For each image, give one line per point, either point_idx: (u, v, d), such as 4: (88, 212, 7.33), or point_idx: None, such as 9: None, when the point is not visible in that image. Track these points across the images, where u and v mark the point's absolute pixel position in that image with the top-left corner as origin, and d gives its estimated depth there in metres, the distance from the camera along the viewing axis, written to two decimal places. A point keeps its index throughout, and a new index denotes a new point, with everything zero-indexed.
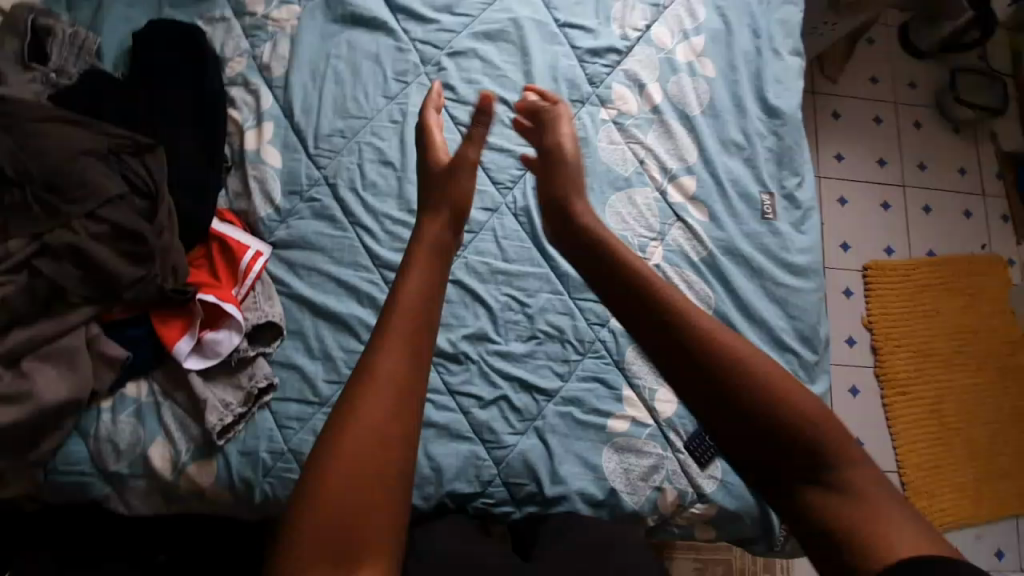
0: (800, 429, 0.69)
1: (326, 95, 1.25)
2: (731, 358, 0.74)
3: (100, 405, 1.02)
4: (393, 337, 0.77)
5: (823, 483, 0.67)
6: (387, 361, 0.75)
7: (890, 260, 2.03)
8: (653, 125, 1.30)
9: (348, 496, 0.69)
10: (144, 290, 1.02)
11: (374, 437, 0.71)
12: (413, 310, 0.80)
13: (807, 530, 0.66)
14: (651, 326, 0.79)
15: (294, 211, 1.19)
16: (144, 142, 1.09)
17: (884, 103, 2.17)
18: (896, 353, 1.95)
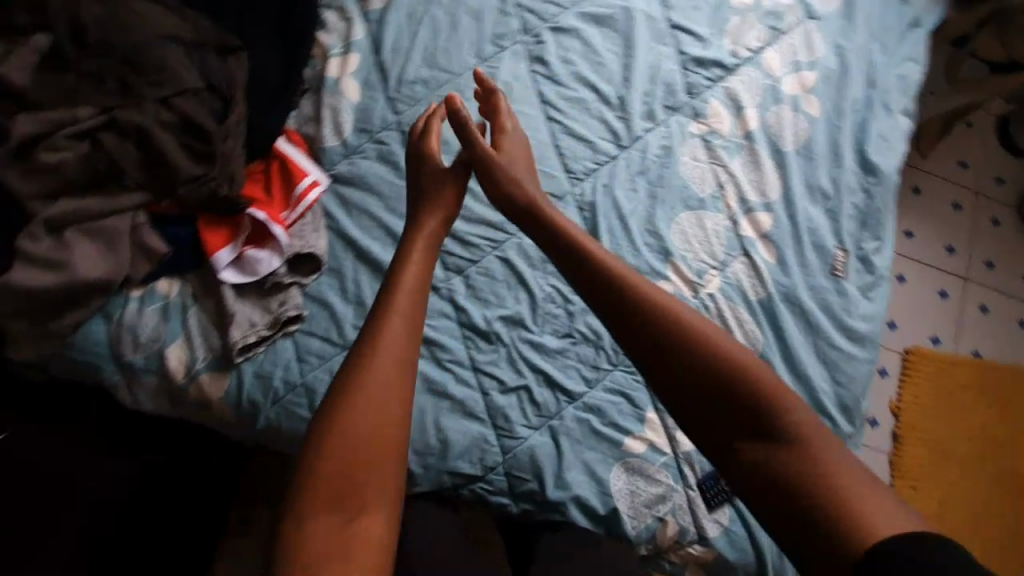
0: (758, 396, 0.73)
1: (418, 40, 1.19)
2: (687, 327, 0.78)
3: (129, 293, 1.00)
4: (392, 338, 0.82)
5: (777, 445, 0.70)
6: (384, 359, 0.80)
7: (935, 350, 1.94)
8: (741, 151, 1.24)
9: (343, 487, 0.73)
10: (195, 189, 1.00)
11: (367, 436, 0.76)
12: (411, 315, 0.86)
13: (763, 494, 0.68)
14: (619, 299, 0.84)
15: (360, 149, 1.16)
16: (230, 43, 1.07)
17: (968, 190, 2.07)
18: (918, 446, 1.86)
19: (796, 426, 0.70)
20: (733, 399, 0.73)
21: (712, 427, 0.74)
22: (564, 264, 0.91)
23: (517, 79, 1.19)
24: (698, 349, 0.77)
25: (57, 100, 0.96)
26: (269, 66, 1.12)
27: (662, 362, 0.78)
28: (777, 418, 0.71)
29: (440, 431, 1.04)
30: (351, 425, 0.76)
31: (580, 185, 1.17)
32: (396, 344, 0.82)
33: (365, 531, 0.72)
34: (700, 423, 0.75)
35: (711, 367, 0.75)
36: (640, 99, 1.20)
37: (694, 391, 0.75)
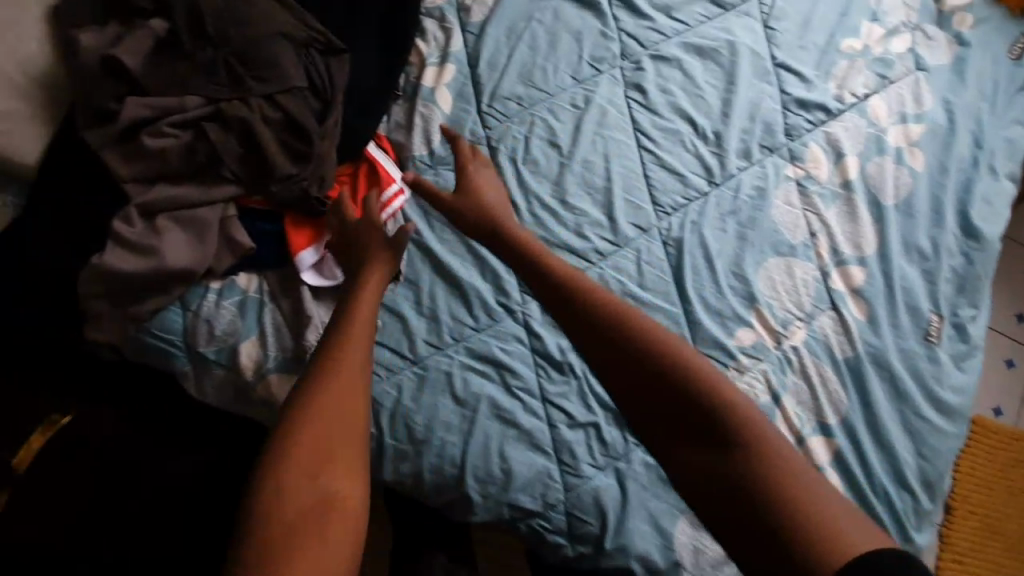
0: (719, 408, 0.71)
1: (516, 56, 1.17)
2: (650, 337, 0.76)
3: (208, 285, 0.99)
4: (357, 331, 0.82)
5: (740, 458, 0.67)
6: (353, 350, 0.80)
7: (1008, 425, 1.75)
8: (838, 200, 1.19)
9: (310, 470, 0.70)
10: (288, 188, 0.99)
11: (335, 418, 0.74)
12: (365, 309, 0.86)
13: (729, 514, 0.66)
14: (583, 307, 0.81)
15: (446, 160, 1.12)
16: (335, 44, 1.07)
17: None
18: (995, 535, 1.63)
19: (755, 438, 0.68)
20: (698, 411, 0.71)
21: (674, 440, 0.72)
22: (527, 271, 0.89)
23: (612, 104, 1.15)
24: (660, 359, 0.74)
25: (168, 83, 1.00)
26: (368, 70, 1.12)
27: (623, 372, 0.76)
28: (746, 431, 0.69)
29: (503, 460, 1.00)
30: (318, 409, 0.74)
31: (667, 219, 1.12)
32: (359, 333, 0.82)
33: (338, 511, 0.69)
34: (665, 437, 0.73)
35: (677, 378, 0.73)
36: (737, 136, 1.15)
37: (657, 404, 0.74)
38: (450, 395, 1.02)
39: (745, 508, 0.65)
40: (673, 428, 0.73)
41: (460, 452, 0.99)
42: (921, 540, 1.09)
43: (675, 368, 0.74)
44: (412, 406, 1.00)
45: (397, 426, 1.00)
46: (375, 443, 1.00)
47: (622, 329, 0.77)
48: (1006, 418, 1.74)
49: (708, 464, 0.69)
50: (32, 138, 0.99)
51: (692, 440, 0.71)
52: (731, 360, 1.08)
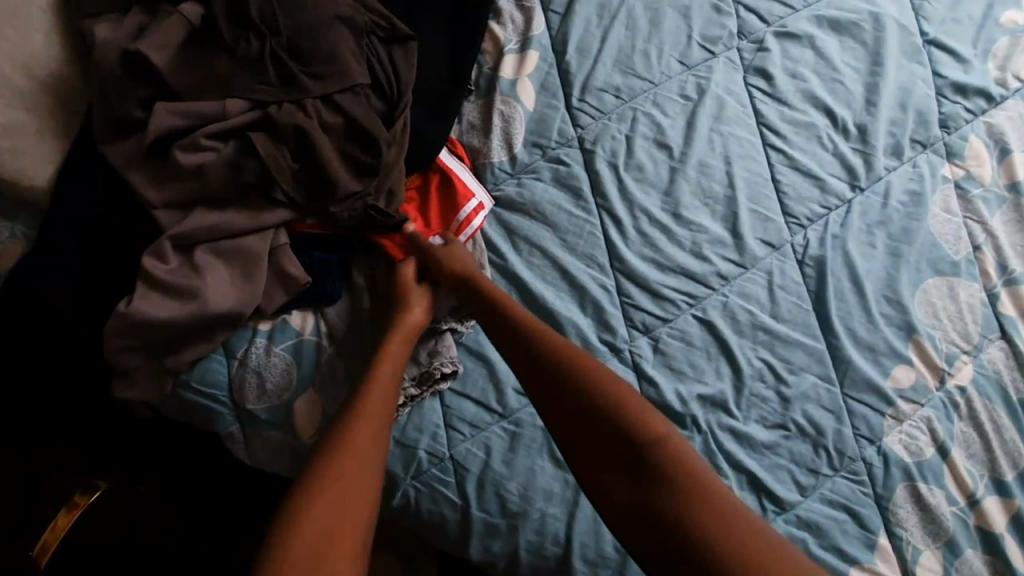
0: (649, 445, 0.68)
1: (611, 40, 0.99)
2: (592, 382, 0.72)
3: (256, 327, 0.83)
4: (386, 366, 0.76)
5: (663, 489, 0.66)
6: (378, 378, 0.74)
7: None
8: (1005, 205, 0.98)
9: (331, 509, 0.61)
10: (353, 209, 0.84)
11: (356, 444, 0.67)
12: (399, 341, 0.79)
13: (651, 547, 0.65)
14: (526, 348, 0.77)
15: (532, 168, 0.95)
16: (402, 32, 0.90)
17: None
18: None
19: (697, 491, 0.65)
20: (643, 460, 0.68)
21: (613, 492, 0.68)
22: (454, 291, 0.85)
23: (731, 93, 0.97)
24: (602, 405, 0.71)
25: (203, 86, 0.83)
26: (439, 64, 0.95)
27: (563, 419, 0.72)
28: (688, 481, 0.66)
29: (617, 538, 0.81)
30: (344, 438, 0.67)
31: (800, 234, 0.93)
32: (389, 365, 0.76)
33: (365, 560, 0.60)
34: (597, 476, 0.69)
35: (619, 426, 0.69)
36: (884, 130, 0.97)
37: (601, 453, 0.70)
38: (548, 456, 0.83)
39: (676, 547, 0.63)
40: (613, 478, 0.69)
41: (564, 529, 0.81)
42: None
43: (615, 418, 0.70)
44: (503, 471, 0.83)
45: (487, 496, 0.82)
46: (460, 517, 0.82)
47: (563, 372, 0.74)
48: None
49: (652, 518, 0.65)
50: (47, 155, 0.83)
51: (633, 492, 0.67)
52: (888, 405, 0.89)
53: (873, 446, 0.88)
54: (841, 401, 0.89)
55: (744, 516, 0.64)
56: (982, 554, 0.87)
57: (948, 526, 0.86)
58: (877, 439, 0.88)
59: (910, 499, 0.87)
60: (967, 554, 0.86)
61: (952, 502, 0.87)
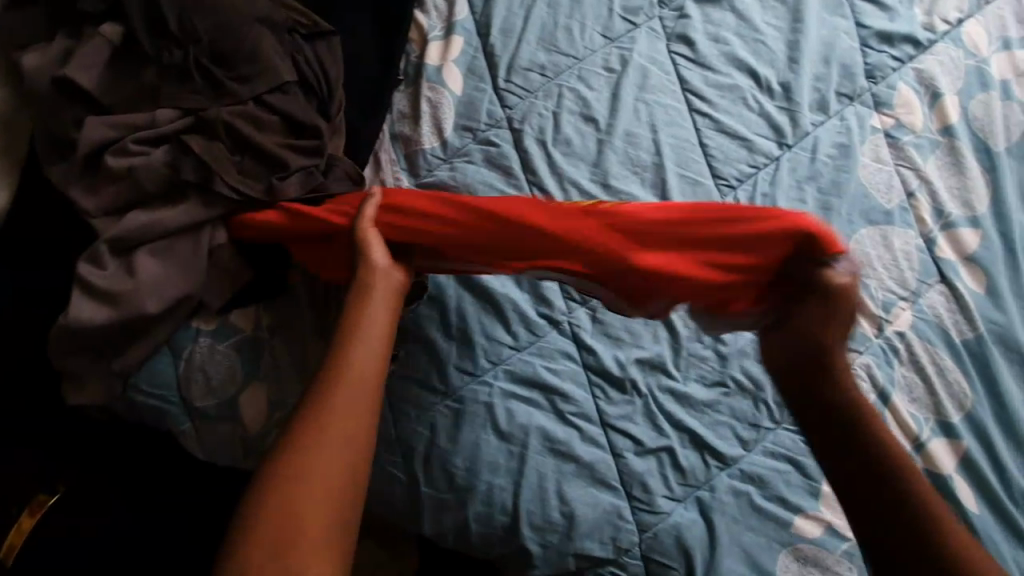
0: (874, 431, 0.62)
1: (533, 18, 1.00)
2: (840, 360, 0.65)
3: (199, 326, 0.86)
4: (359, 339, 0.66)
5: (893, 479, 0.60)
6: (344, 360, 0.64)
7: None
8: (939, 149, 0.98)
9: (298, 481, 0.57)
10: (301, 181, 0.84)
11: (318, 446, 0.59)
12: (381, 309, 0.70)
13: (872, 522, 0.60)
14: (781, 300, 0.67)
15: (463, 152, 0.96)
16: (324, 27, 0.92)
17: None
18: None
19: (930, 504, 0.59)
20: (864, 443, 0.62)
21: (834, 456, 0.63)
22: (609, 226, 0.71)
23: (655, 63, 0.98)
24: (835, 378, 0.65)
25: (137, 100, 0.86)
26: (363, 56, 0.97)
27: (793, 383, 0.67)
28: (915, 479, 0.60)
29: (563, 502, 0.84)
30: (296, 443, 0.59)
31: (731, 194, 0.93)
32: (372, 337, 0.67)
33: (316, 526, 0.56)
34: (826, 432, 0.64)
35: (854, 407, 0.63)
36: (810, 86, 0.98)
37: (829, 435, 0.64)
38: (490, 429, 0.86)
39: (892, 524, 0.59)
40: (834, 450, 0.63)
41: (511, 499, 0.84)
42: None
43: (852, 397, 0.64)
44: (448, 447, 0.85)
45: (434, 472, 0.85)
46: (410, 493, 0.85)
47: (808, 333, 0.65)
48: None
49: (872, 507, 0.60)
50: None
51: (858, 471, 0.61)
52: None
53: None
54: None
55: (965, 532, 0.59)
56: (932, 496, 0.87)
57: None
58: None
59: None
60: None
61: None
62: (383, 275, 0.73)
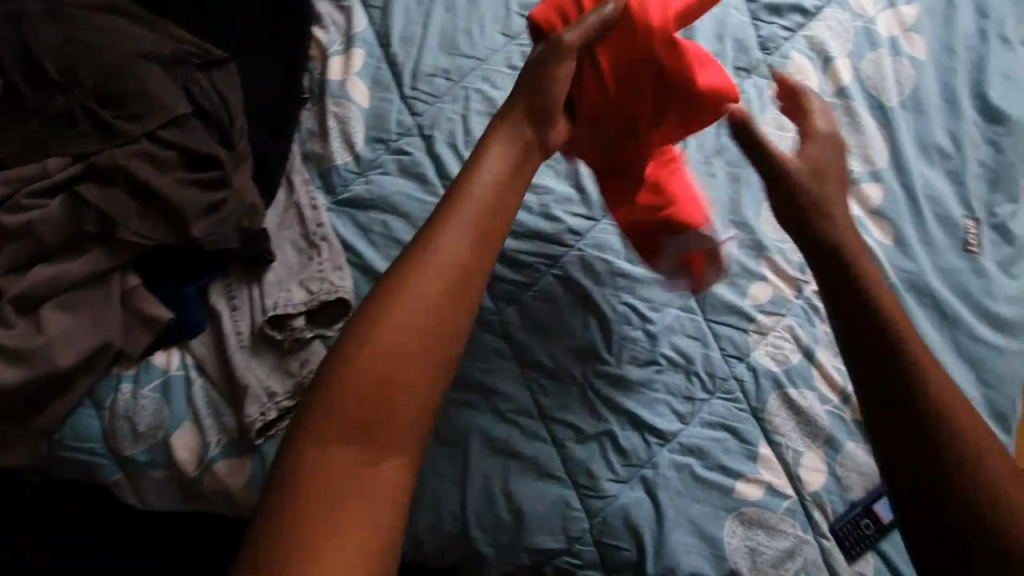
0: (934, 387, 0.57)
1: (433, 23, 1.01)
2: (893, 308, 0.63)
3: (121, 373, 0.84)
4: (429, 260, 0.65)
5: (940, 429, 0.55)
6: (411, 290, 0.64)
7: None
8: (837, 111, 1.02)
9: (366, 386, 0.60)
10: (208, 215, 0.83)
11: (392, 372, 0.60)
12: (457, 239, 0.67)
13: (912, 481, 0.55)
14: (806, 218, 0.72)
15: (376, 163, 0.96)
16: (215, 53, 0.90)
17: None
18: None
19: (993, 482, 0.52)
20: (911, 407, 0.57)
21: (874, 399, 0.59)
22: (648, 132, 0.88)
23: None
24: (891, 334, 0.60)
25: (26, 150, 0.83)
26: (263, 77, 0.95)
27: (858, 335, 0.62)
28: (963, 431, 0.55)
29: (510, 500, 0.85)
30: (360, 356, 0.60)
31: None
32: (439, 267, 0.65)
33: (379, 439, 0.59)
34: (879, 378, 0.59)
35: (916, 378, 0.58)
36: None
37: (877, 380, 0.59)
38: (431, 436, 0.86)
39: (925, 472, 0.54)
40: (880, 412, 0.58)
41: (458, 503, 0.84)
42: None
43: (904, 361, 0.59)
44: None
45: None
46: None
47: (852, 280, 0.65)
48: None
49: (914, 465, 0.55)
50: None
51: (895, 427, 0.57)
52: (750, 322, 0.94)
53: (743, 363, 0.93)
54: (704, 328, 0.94)
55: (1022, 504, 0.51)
56: (865, 445, 0.91)
57: (822, 422, 0.91)
58: (745, 355, 0.93)
59: (785, 406, 0.91)
60: (847, 447, 0.90)
61: (824, 401, 0.92)
62: (467, 203, 0.70)
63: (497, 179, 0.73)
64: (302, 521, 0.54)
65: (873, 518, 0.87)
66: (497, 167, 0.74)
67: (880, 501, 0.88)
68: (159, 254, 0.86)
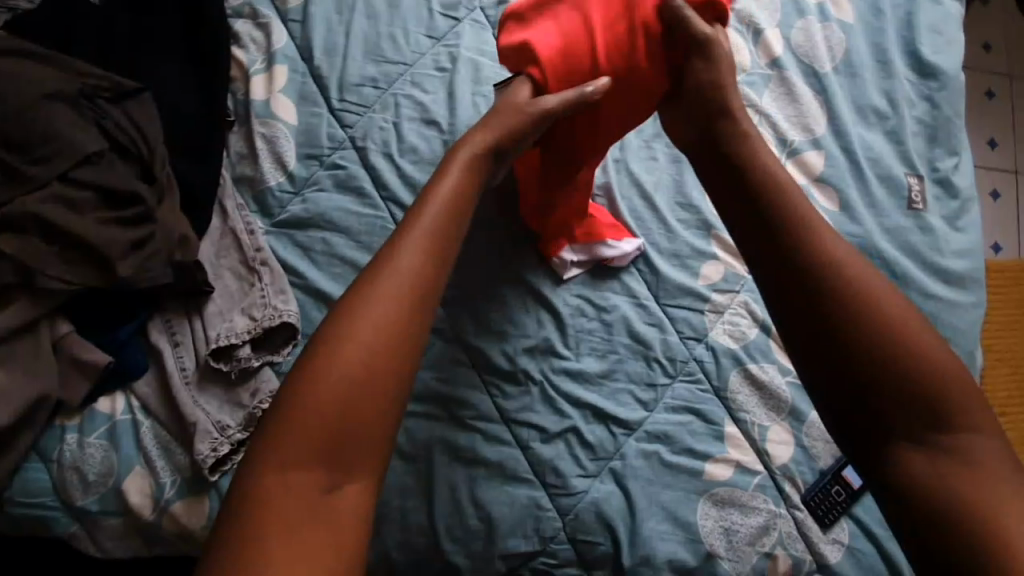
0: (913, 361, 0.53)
1: (355, 31, 0.99)
2: (843, 262, 0.58)
3: (65, 423, 0.81)
4: (397, 266, 0.59)
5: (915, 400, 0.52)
6: (375, 301, 0.56)
7: (1002, 260, 1.46)
8: (771, 82, 1.02)
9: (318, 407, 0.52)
10: (135, 252, 0.80)
11: (358, 395, 0.53)
12: (424, 246, 0.61)
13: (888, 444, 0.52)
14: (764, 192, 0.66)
15: (312, 181, 0.93)
16: (129, 86, 0.87)
17: None
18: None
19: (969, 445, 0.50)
20: (882, 384, 0.53)
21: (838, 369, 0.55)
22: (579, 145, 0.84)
23: (484, 54, 0.99)
24: (854, 296, 0.56)
25: None
26: (184, 103, 0.93)
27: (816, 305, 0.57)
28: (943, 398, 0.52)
29: (480, 508, 0.84)
30: (319, 370, 0.53)
31: None
32: (391, 283, 0.58)
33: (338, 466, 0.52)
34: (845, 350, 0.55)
35: (881, 350, 0.53)
36: None
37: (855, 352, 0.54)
38: (392, 453, 0.84)
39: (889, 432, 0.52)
40: (839, 375, 0.54)
41: (427, 517, 0.83)
42: None
43: (863, 324, 0.54)
44: None
45: None
46: None
47: (795, 237, 0.61)
48: (1007, 255, 1.48)
49: (863, 431, 0.54)
50: None
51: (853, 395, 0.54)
52: (704, 302, 0.93)
53: (701, 344, 0.92)
54: (660, 313, 0.93)
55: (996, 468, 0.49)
56: None
57: (784, 394, 0.91)
58: (703, 335, 0.92)
59: (746, 382, 0.91)
60: (811, 417, 0.90)
61: (785, 373, 0.92)
62: (434, 206, 0.65)
63: (459, 190, 0.68)
64: (262, 554, 0.47)
65: (843, 484, 0.87)
66: (466, 171, 0.70)
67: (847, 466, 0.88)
68: (90, 297, 0.82)
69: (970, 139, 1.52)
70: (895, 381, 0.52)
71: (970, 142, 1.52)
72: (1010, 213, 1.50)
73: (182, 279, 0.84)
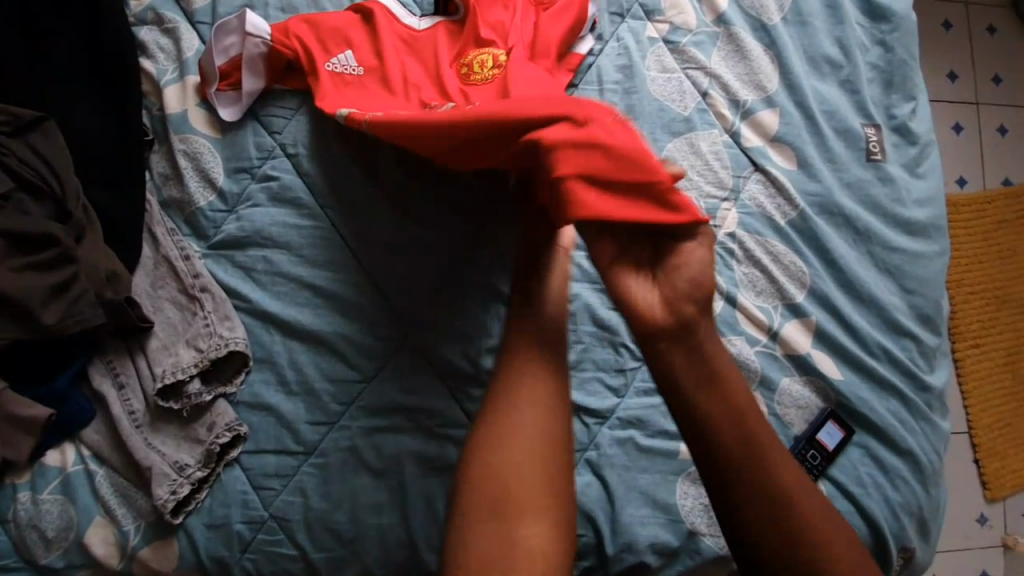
0: (789, 495, 0.62)
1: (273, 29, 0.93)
2: (729, 385, 0.64)
3: (16, 480, 0.78)
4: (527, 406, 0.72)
5: (793, 516, 0.62)
6: (522, 441, 0.70)
7: (966, 193, 1.44)
8: (718, 40, 0.98)
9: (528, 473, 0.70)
10: (56, 301, 0.75)
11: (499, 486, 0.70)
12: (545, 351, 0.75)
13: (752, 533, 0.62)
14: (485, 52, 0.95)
15: (245, 196, 0.88)
16: (26, 115, 0.80)
17: (996, 6, 1.54)
18: (973, 300, 1.36)
19: (810, 508, 0.62)
20: (778, 507, 0.62)
21: (744, 488, 0.62)
22: (456, 32, 0.93)
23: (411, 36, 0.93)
24: (770, 464, 0.63)
25: None
26: (89, 122, 0.85)
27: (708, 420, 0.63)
28: (783, 497, 0.62)
29: None
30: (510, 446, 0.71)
31: None
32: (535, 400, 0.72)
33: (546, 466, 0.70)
34: (748, 498, 0.62)
35: (780, 487, 0.62)
36: None
37: (743, 492, 0.62)
38: (362, 469, 0.81)
39: (773, 540, 0.61)
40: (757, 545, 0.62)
41: (403, 531, 0.80)
42: (938, 379, 0.94)
43: (716, 401, 0.64)
44: (325, 506, 0.80)
45: (319, 535, 0.79)
46: (304, 565, 0.80)
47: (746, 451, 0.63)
48: (974, 187, 1.45)
49: (758, 534, 0.62)
50: None
51: (722, 502, 0.63)
52: None
53: None
54: None
55: (824, 519, 0.63)
56: (800, 377, 0.90)
57: (755, 366, 0.89)
58: None
59: None
60: (783, 384, 0.90)
61: (754, 344, 0.90)
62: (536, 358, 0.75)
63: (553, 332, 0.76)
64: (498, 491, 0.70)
65: (818, 448, 0.87)
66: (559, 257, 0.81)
67: (822, 429, 0.88)
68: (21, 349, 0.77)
69: (928, 74, 1.48)
70: (785, 519, 0.62)
71: (928, 76, 1.49)
72: (974, 146, 1.47)
73: (115, 319, 0.79)
